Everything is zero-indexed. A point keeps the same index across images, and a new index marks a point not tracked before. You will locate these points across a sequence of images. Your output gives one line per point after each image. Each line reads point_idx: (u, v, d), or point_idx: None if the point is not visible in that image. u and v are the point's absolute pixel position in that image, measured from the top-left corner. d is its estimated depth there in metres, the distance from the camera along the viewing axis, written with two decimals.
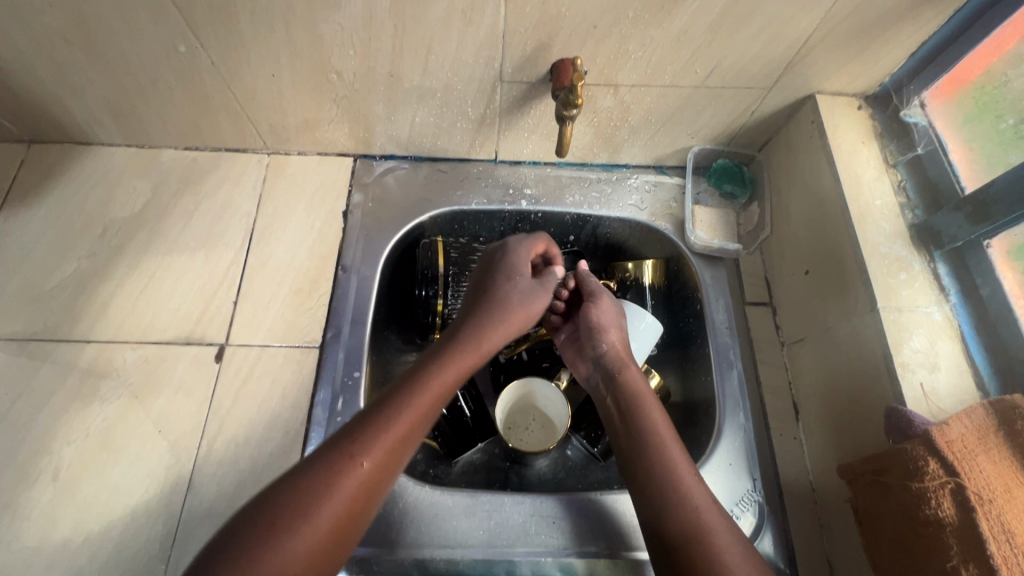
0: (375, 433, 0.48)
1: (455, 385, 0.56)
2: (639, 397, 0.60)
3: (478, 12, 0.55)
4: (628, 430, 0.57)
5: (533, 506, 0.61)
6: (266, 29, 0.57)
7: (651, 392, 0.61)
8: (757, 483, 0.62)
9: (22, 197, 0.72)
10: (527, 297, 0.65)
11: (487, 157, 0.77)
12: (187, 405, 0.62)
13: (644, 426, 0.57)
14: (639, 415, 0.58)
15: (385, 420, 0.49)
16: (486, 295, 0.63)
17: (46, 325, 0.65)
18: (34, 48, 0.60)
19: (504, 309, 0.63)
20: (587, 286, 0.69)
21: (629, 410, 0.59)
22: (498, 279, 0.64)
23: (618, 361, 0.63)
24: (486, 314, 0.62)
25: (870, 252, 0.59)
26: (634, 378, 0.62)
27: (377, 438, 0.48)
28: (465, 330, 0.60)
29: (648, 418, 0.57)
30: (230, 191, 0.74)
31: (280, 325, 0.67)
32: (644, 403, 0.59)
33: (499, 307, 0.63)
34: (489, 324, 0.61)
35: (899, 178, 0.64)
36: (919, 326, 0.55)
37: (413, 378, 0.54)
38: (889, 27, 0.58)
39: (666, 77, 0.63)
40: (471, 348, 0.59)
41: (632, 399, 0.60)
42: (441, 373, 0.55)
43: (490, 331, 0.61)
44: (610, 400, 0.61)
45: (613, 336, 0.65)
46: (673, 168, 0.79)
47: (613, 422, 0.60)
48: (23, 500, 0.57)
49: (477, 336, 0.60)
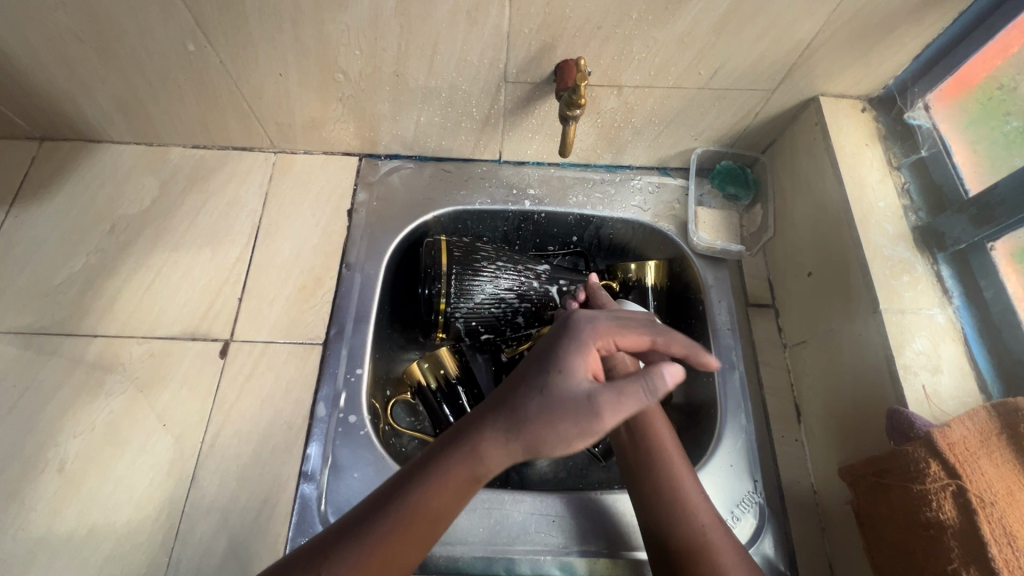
0: (356, 553, 0.42)
1: (450, 504, 0.45)
2: (647, 414, 0.59)
3: (483, 12, 0.56)
4: (633, 441, 0.59)
5: (533, 504, 0.61)
6: (274, 28, 0.58)
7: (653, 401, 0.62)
8: (758, 484, 0.62)
9: (33, 194, 0.73)
10: (560, 418, 0.43)
11: (491, 157, 0.78)
12: (192, 400, 0.63)
13: (652, 443, 0.57)
14: (647, 433, 0.58)
15: (363, 545, 0.42)
16: (518, 385, 0.46)
17: (55, 319, 0.66)
18: (48, 47, 0.61)
19: (524, 422, 0.44)
20: (599, 300, 0.69)
21: (638, 429, 0.59)
22: (546, 362, 0.47)
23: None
24: (502, 418, 0.44)
25: (873, 255, 0.59)
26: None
27: (349, 557, 0.42)
28: (468, 428, 0.46)
29: (656, 436, 0.58)
30: (237, 189, 0.75)
31: (284, 321, 0.67)
32: (652, 420, 0.59)
33: (514, 410, 0.44)
34: (499, 436, 0.44)
35: (903, 180, 0.64)
36: (922, 328, 0.55)
37: (406, 482, 0.44)
38: (894, 29, 0.58)
39: (669, 79, 0.64)
40: (470, 466, 0.44)
41: (640, 416, 0.59)
42: (439, 482, 0.44)
43: (496, 452, 0.44)
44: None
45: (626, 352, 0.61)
46: (676, 169, 0.79)
47: (617, 432, 0.61)
48: (30, 491, 0.58)
49: (479, 444, 0.44)
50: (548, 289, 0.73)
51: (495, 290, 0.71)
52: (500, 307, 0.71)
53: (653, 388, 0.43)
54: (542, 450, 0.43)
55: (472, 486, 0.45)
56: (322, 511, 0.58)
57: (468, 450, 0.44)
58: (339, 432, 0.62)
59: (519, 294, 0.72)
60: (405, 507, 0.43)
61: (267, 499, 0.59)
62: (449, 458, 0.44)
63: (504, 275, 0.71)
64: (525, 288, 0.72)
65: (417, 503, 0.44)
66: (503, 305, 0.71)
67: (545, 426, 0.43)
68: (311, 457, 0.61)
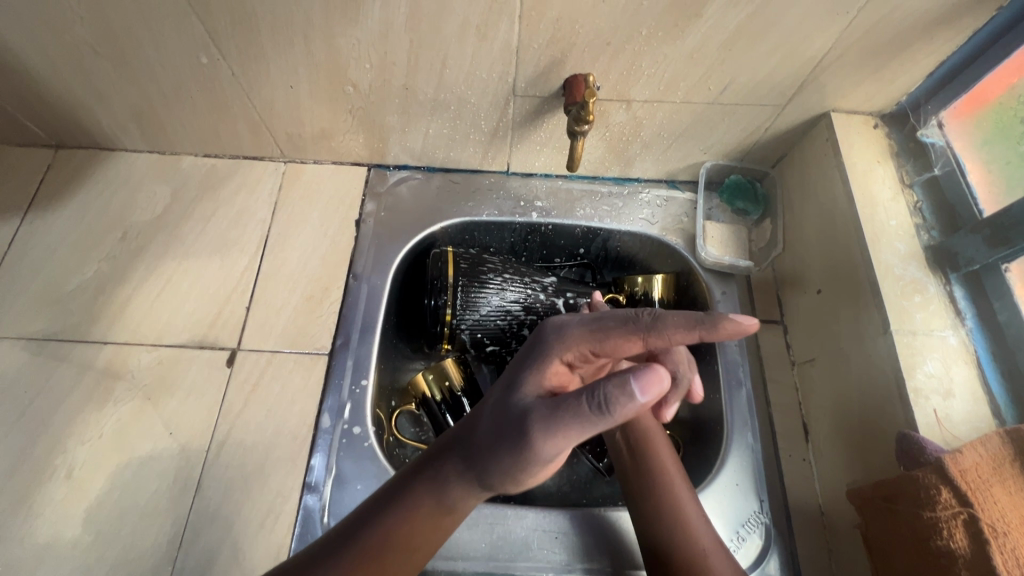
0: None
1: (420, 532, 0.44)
2: (650, 435, 0.60)
3: (493, 28, 0.56)
4: (636, 466, 0.58)
5: (536, 520, 0.60)
6: (286, 42, 0.58)
7: (659, 427, 0.61)
8: (764, 504, 0.61)
9: (47, 201, 0.74)
10: (497, 442, 0.41)
11: (499, 169, 0.78)
12: (198, 408, 0.63)
13: (654, 463, 0.57)
14: (650, 453, 0.58)
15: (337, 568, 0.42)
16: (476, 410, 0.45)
17: (66, 325, 0.67)
18: (64, 57, 0.62)
19: (475, 451, 0.42)
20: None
21: (640, 449, 0.59)
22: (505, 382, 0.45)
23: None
24: (457, 447, 0.44)
25: (884, 274, 0.58)
26: (646, 416, 0.61)
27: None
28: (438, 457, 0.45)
29: (659, 456, 0.58)
30: (247, 197, 0.76)
31: (290, 331, 0.68)
32: (654, 441, 0.59)
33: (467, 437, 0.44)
34: (458, 465, 0.43)
35: (915, 199, 0.63)
36: (934, 350, 0.54)
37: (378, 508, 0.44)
38: (908, 46, 0.58)
39: (678, 94, 0.63)
40: (436, 493, 0.44)
41: (643, 437, 0.60)
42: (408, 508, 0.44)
43: (457, 482, 0.44)
44: (620, 437, 0.61)
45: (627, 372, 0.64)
46: (685, 182, 0.79)
47: (621, 456, 0.60)
48: (38, 496, 0.59)
49: (441, 471, 0.44)
50: (554, 301, 0.73)
51: (502, 302, 0.71)
52: (505, 319, 0.71)
53: (595, 399, 0.37)
54: (494, 480, 0.42)
55: (443, 515, 0.45)
56: (325, 523, 0.58)
57: (434, 477, 0.44)
58: (343, 443, 0.62)
59: (526, 307, 0.72)
60: (377, 532, 0.43)
61: (271, 510, 0.59)
62: (415, 485, 0.44)
63: (511, 287, 0.71)
64: (531, 300, 0.72)
65: (388, 530, 0.43)
66: (509, 318, 0.71)
67: (487, 451, 0.41)
68: (315, 468, 0.61)
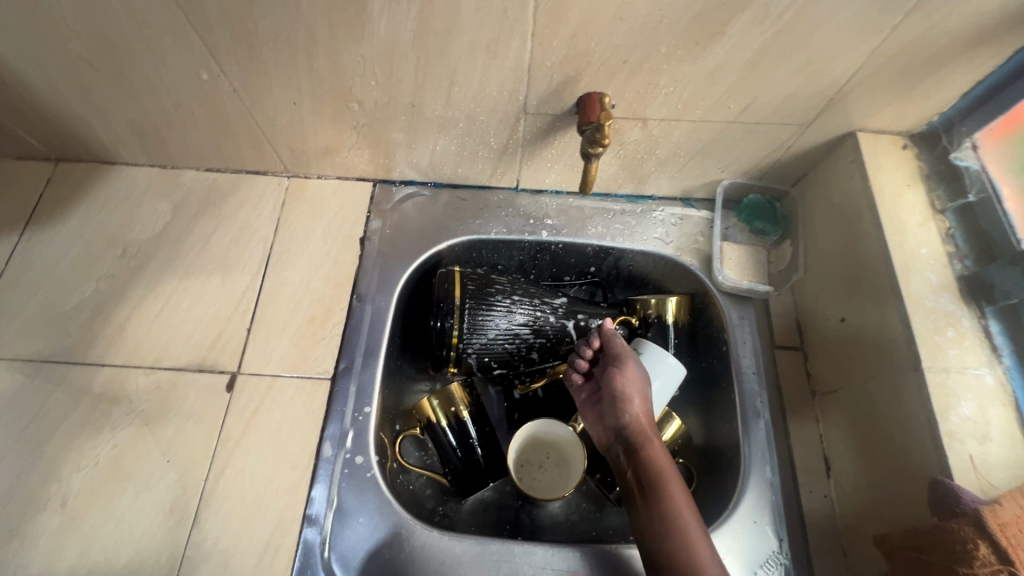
0: None
1: None
2: (663, 477, 0.57)
3: (504, 45, 0.53)
4: (648, 509, 0.56)
5: (545, 558, 0.58)
6: (288, 59, 0.56)
7: (673, 468, 0.58)
8: (784, 544, 0.58)
9: (46, 216, 0.72)
10: None
11: (508, 185, 0.75)
12: (197, 435, 0.61)
13: (667, 506, 0.55)
14: (663, 495, 0.55)
15: None
16: None
17: (63, 347, 0.65)
18: (62, 72, 0.60)
19: None
20: (614, 348, 0.64)
21: (654, 491, 0.56)
22: None
23: (641, 436, 0.60)
24: None
25: (915, 307, 0.55)
26: (658, 452, 0.59)
27: None
28: None
29: (672, 500, 0.55)
30: (250, 214, 0.74)
31: (292, 355, 0.66)
32: (668, 482, 0.56)
33: None
34: None
35: (947, 225, 0.60)
36: (969, 390, 0.52)
37: None
38: (942, 65, 0.55)
39: (697, 113, 0.61)
40: None
41: (656, 479, 0.57)
42: None
43: None
44: (631, 475, 0.58)
45: (637, 407, 0.61)
46: (701, 200, 0.76)
47: (631, 495, 0.58)
48: (32, 526, 0.57)
49: None
50: (564, 324, 0.70)
51: (510, 325, 0.68)
52: (513, 343, 0.69)
53: None
54: None
55: None
56: (326, 558, 0.57)
57: None
58: (345, 473, 0.60)
59: (535, 330, 0.69)
60: None
61: (269, 544, 0.57)
62: None
63: (518, 309, 0.68)
64: (540, 323, 0.69)
65: None
66: (517, 341, 0.69)
67: None
68: (315, 499, 0.59)
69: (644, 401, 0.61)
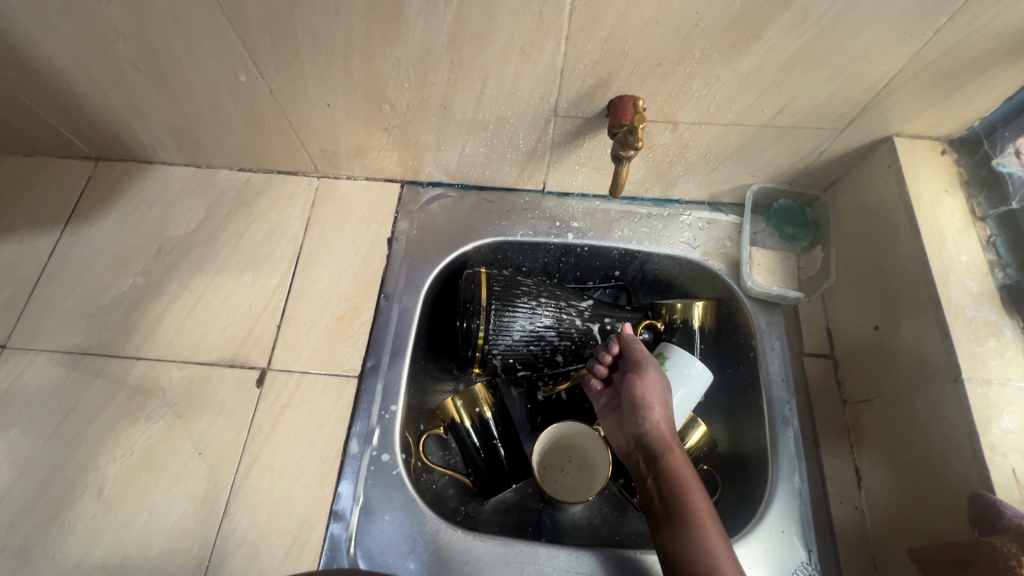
0: None
1: None
2: (684, 486, 0.56)
3: (538, 48, 0.54)
4: (669, 519, 0.55)
5: (569, 561, 0.58)
6: (325, 62, 0.58)
7: (695, 476, 0.57)
8: (813, 554, 0.57)
9: (86, 213, 0.75)
10: None
11: (534, 188, 0.75)
12: (228, 429, 0.62)
13: (688, 514, 0.54)
14: (683, 502, 0.55)
15: None
16: None
17: (101, 340, 0.67)
18: (107, 74, 0.62)
19: None
20: (634, 353, 0.63)
21: (673, 498, 0.56)
22: None
23: (661, 443, 0.59)
24: None
25: (954, 315, 0.55)
26: (679, 460, 0.58)
27: None
28: None
29: (694, 510, 0.54)
30: (281, 213, 0.75)
31: (320, 352, 0.67)
32: (688, 489, 0.56)
33: None
34: None
35: (988, 232, 0.59)
36: (1012, 403, 0.51)
37: None
38: (986, 69, 0.54)
39: (729, 116, 0.60)
40: None
41: (676, 486, 0.56)
42: None
43: None
44: (651, 483, 0.58)
45: (657, 414, 0.60)
46: (729, 205, 0.75)
47: (652, 503, 0.58)
48: (69, 513, 0.59)
49: None
50: (590, 327, 0.70)
51: (534, 326, 0.68)
52: (538, 344, 0.69)
53: None
54: None
55: None
56: (352, 554, 0.57)
57: None
58: (371, 470, 0.61)
59: (559, 332, 0.69)
60: None
61: (297, 538, 0.57)
62: None
63: (543, 312, 0.68)
64: (565, 325, 0.69)
65: None
66: (541, 343, 0.69)
67: None
68: (342, 495, 0.60)
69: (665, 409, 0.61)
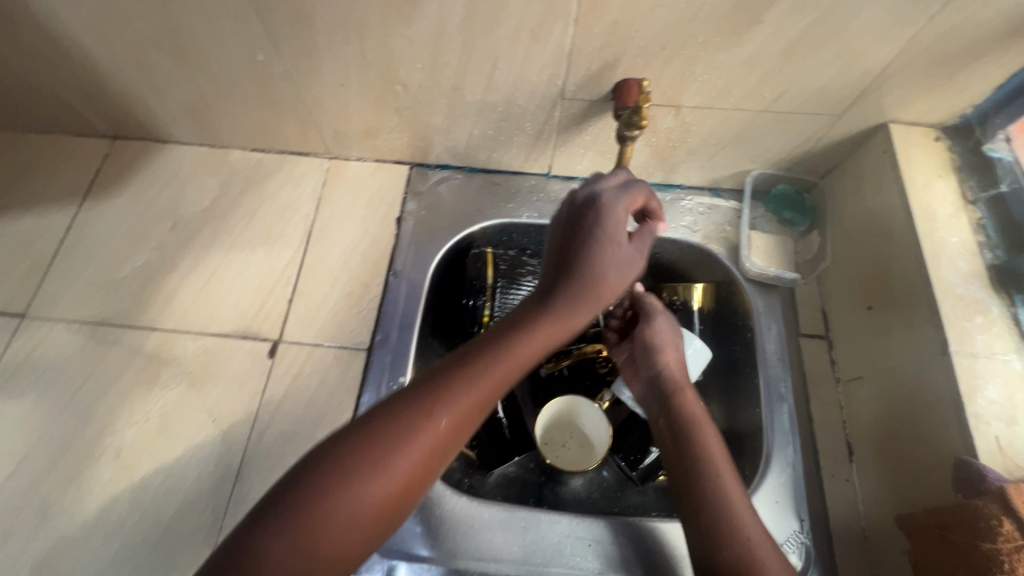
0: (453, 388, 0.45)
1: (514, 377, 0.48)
2: (694, 420, 0.58)
3: (547, 31, 0.56)
4: (679, 449, 0.56)
5: (570, 526, 0.60)
6: (340, 41, 0.59)
7: (706, 415, 0.59)
8: (804, 523, 0.59)
9: (103, 189, 0.76)
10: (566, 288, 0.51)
11: (540, 171, 0.77)
12: (240, 397, 0.64)
13: (698, 445, 0.56)
14: (693, 434, 0.57)
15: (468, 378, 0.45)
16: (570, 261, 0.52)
17: (119, 311, 0.69)
18: (127, 52, 0.64)
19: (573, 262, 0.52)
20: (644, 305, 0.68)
21: (683, 431, 0.57)
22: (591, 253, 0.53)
23: (673, 382, 0.61)
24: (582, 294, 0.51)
25: (944, 293, 0.57)
26: (689, 399, 0.60)
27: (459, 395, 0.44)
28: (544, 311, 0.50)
29: (703, 440, 0.56)
30: (291, 193, 0.77)
31: (331, 326, 0.69)
32: (699, 424, 0.58)
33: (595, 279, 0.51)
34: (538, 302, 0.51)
35: (978, 215, 0.62)
36: (997, 374, 0.53)
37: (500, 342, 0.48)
38: (977, 57, 0.56)
39: (730, 101, 0.62)
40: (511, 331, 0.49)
41: (687, 420, 0.58)
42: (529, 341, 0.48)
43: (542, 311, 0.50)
44: (663, 422, 0.59)
45: (669, 357, 0.63)
46: (729, 191, 0.77)
47: (663, 441, 0.59)
48: (88, 474, 0.61)
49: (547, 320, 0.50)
50: None
51: None
52: None
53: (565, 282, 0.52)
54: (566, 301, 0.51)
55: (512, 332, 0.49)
56: None
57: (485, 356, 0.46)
58: None
59: None
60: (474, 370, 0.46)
61: None
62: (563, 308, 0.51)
63: None
64: None
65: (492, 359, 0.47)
66: None
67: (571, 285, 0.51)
68: None
69: (630, 194, 0.55)
